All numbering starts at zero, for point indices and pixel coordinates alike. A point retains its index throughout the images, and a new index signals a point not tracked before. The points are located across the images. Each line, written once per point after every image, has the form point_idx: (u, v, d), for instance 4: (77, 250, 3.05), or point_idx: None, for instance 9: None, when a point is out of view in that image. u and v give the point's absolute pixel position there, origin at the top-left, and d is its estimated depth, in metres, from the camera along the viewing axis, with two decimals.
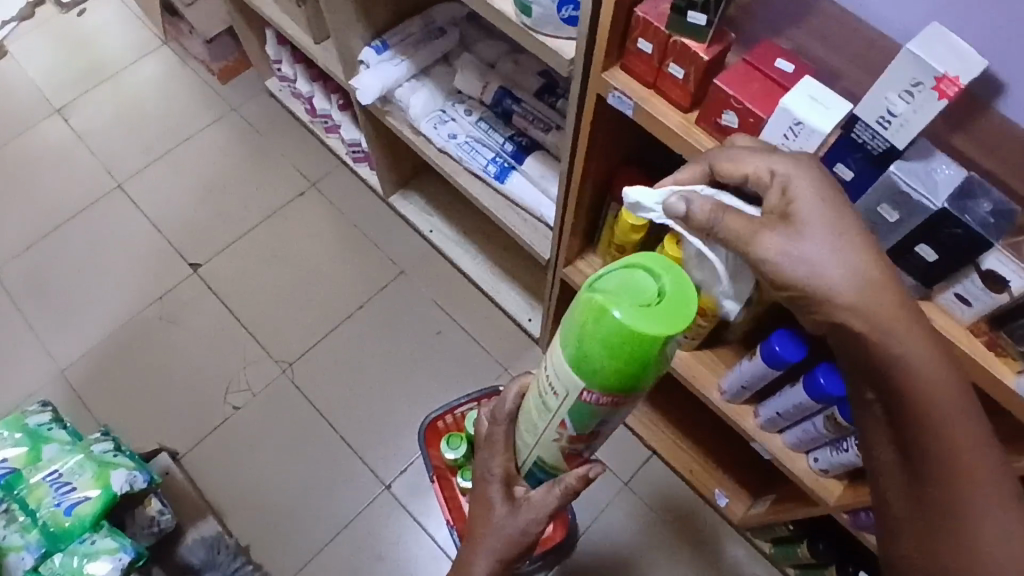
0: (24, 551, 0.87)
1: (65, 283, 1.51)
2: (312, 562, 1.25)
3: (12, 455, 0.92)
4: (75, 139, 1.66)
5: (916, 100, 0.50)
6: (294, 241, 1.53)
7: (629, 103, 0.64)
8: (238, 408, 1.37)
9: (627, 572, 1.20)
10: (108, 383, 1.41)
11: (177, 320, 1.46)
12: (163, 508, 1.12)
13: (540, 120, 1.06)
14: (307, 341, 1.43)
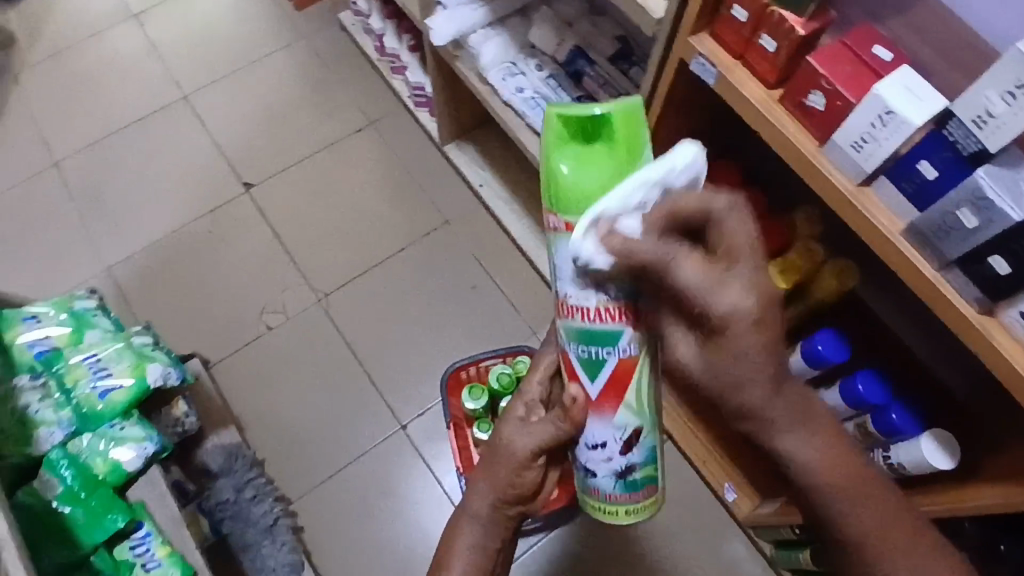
0: (55, 427, 0.90)
1: (122, 183, 1.55)
2: (321, 486, 1.28)
3: (55, 334, 0.97)
4: (150, 46, 1.69)
5: (1018, 102, 0.46)
6: (346, 175, 1.54)
7: (712, 71, 0.63)
8: (271, 329, 1.41)
9: (624, 545, 1.22)
10: (151, 285, 1.45)
11: (224, 235, 1.49)
12: (189, 411, 1.15)
13: (610, 86, 1.03)
14: (344, 274, 1.45)
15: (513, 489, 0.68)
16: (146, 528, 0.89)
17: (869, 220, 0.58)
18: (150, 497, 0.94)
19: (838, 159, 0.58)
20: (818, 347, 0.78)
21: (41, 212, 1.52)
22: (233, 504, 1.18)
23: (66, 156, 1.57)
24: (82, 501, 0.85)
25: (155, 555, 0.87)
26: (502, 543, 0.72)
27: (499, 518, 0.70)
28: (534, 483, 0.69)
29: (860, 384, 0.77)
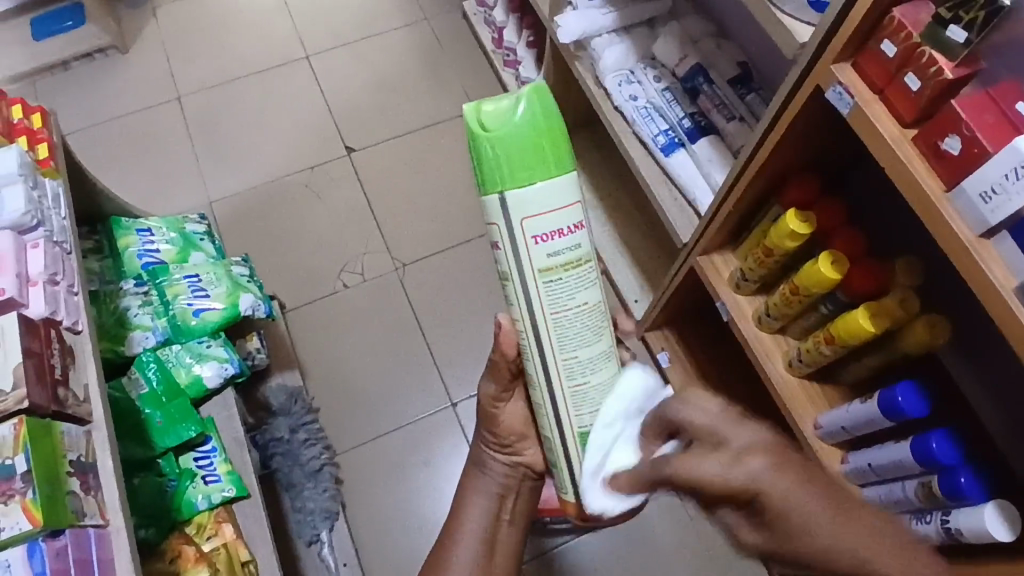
0: (149, 332, 0.96)
1: (234, 126, 1.64)
2: (365, 445, 1.33)
3: (164, 249, 1.04)
4: (282, 5, 1.78)
5: None
6: (441, 156, 1.59)
7: (849, 101, 0.63)
8: (347, 287, 1.46)
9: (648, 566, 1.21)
10: (244, 225, 1.53)
11: (319, 191, 1.56)
12: (261, 347, 1.21)
13: (725, 107, 1.03)
14: (424, 249, 1.49)
15: (494, 436, 0.76)
16: (212, 444, 0.93)
17: (984, 272, 0.57)
18: (218, 417, 0.97)
19: (963, 206, 0.58)
20: (898, 398, 0.76)
21: (157, 139, 1.62)
22: (287, 443, 1.25)
23: (188, 92, 1.68)
24: (162, 406, 0.91)
25: (216, 469, 0.91)
26: (512, 488, 0.78)
27: (498, 465, 0.78)
28: (516, 423, 0.75)
29: (932, 443, 0.73)
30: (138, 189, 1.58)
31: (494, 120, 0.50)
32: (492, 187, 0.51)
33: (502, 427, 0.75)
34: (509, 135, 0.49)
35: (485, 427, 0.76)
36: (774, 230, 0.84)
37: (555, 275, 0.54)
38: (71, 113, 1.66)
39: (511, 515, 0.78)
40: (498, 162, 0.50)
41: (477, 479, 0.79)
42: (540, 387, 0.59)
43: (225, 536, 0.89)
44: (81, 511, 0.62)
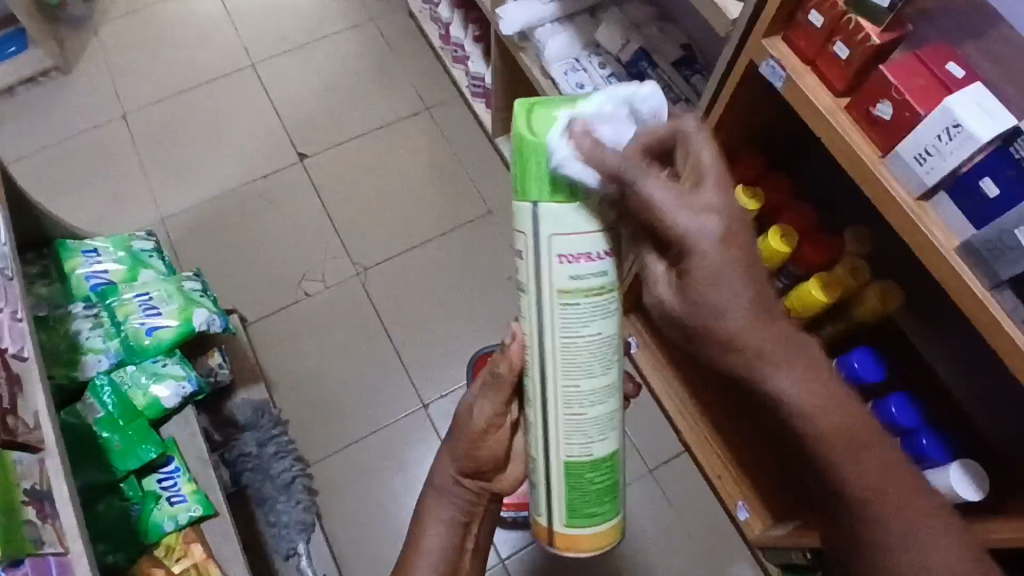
0: (101, 355, 0.93)
1: (182, 140, 1.60)
2: (339, 453, 1.31)
3: (112, 269, 1.01)
4: (223, 14, 1.75)
5: None
6: (396, 157, 1.57)
7: (782, 74, 0.64)
8: (309, 296, 1.44)
9: (630, 551, 1.22)
10: (199, 240, 1.50)
11: (274, 201, 1.53)
12: (223, 362, 1.19)
13: (672, 90, 1.04)
14: (385, 252, 1.48)
15: (469, 460, 0.73)
16: (175, 463, 0.91)
17: (923, 232, 0.58)
18: (180, 436, 0.95)
19: (899, 170, 0.59)
20: (855, 364, 0.77)
21: (104, 159, 1.58)
22: (256, 458, 1.23)
23: (132, 109, 1.64)
24: (119, 429, 0.88)
25: (180, 489, 0.89)
26: (477, 513, 0.77)
27: (465, 490, 0.75)
28: (496, 453, 0.72)
29: (892, 408, 0.76)
30: (86, 210, 1.53)
31: (543, 121, 0.47)
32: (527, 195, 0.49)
33: (480, 454, 0.72)
34: (556, 143, 0.47)
35: (462, 451, 0.72)
36: None
37: (575, 301, 0.52)
38: (11, 138, 1.60)
39: (473, 541, 0.77)
40: (543, 169, 0.48)
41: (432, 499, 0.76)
42: (539, 409, 0.57)
43: (196, 557, 0.87)
44: (39, 540, 0.60)
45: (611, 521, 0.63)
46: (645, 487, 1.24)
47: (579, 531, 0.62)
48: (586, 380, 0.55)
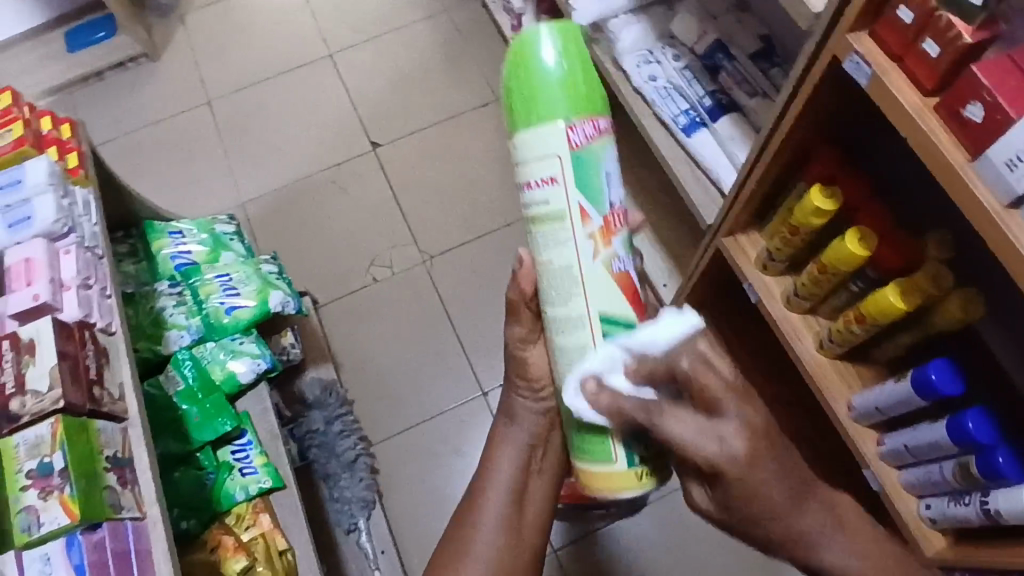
0: (184, 332, 0.99)
1: (262, 127, 1.67)
2: (401, 434, 1.35)
3: (196, 250, 1.07)
4: (304, 4, 1.81)
5: None
6: (465, 147, 1.59)
7: (867, 71, 0.61)
8: (377, 280, 1.48)
9: (684, 551, 1.21)
10: (276, 223, 1.56)
11: (347, 187, 1.58)
12: (295, 342, 1.24)
13: (747, 84, 1.01)
14: (451, 240, 1.50)
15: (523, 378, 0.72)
16: (248, 437, 0.96)
17: (1012, 241, 0.54)
18: (254, 410, 1.00)
19: (989, 176, 0.55)
20: (931, 376, 0.73)
21: (190, 143, 1.67)
22: (322, 434, 1.27)
23: (216, 96, 1.72)
24: (198, 402, 0.94)
25: (251, 462, 0.94)
26: (543, 438, 0.74)
27: (529, 411, 0.73)
28: (548, 368, 0.70)
29: (969, 422, 0.71)
30: (173, 191, 1.63)
31: (536, 61, 0.55)
32: (566, 116, 0.55)
33: (531, 371, 0.71)
34: (543, 74, 0.55)
35: (513, 371, 0.72)
36: (799, 207, 0.81)
37: (539, 228, 0.58)
38: (109, 122, 1.71)
39: (540, 466, 0.74)
40: (533, 100, 0.55)
41: (505, 428, 0.75)
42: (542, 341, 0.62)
43: (263, 526, 0.91)
44: (119, 505, 0.64)
45: (623, 470, 0.58)
46: None
47: (618, 471, 0.58)
48: (565, 307, 0.58)
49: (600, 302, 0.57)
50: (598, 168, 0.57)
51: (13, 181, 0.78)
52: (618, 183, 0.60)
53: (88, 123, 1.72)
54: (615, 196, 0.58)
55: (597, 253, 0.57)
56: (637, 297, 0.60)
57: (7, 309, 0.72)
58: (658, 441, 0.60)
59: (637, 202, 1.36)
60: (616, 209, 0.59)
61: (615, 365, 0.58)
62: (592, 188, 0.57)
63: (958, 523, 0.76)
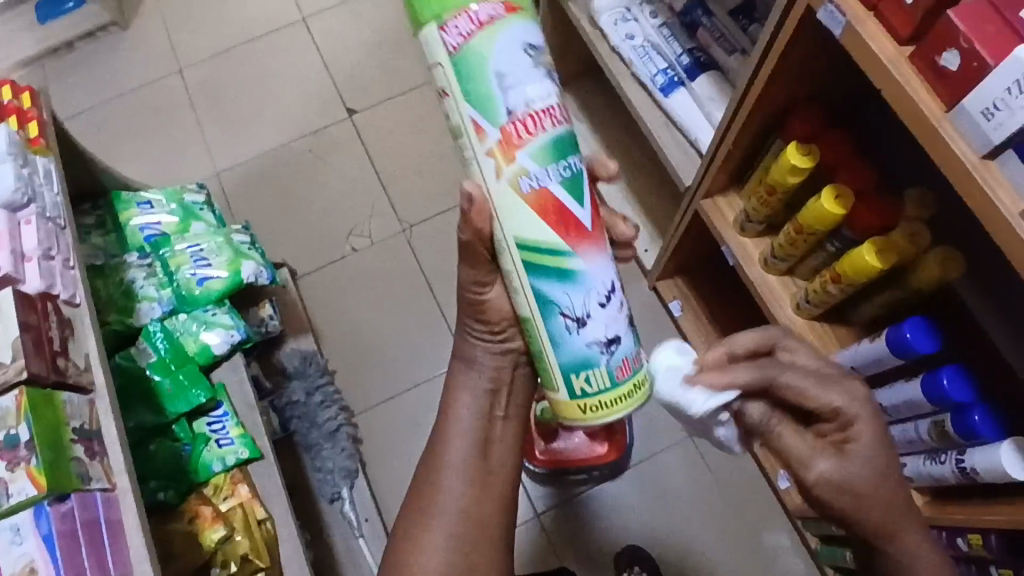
0: (155, 304, 0.98)
1: (236, 96, 1.63)
2: (383, 405, 1.35)
3: (165, 221, 1.05)
4: None
5: None
6: (443, 113, 1.56)
7: (841, 20, 0.61)
8: (356, 251, 1.46)
9: (664, 513, 1.23)
10: (252, 195, 1.53)
11: (323, 156, 1.55)
12: (274, 314, 1.22)
13: (726, 40, 0.98)
14: (430, 209, 1.48)
15: (484, 322, 0.67)
16: (224, 409, 0.95)
17: (986, 195, 0.53)
18: (230, 381, 0.99)
19: (964, 126, 0.54)
20: (907, 335, 0.73)
21: (162, 113, 1.63)
22: (303, 405, 1.26)
23: (188, 64, 1.67)
24: (171, 373, 0.92)
25: (229, 433, 0.94)
26: (505, 381, 0.70)
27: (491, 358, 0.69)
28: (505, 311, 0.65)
29: (944, 379, 0.71)
30: (147, 163, 1.59)
31: None
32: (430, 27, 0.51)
33: (491, 315, 0.66)
34: None
35: (471, 317, 0.67)
36: (777, 165, 0.80)
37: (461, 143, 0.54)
38: (79, 92, 1.67)
39: (505, 411, 0.71)
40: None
41: (463, 375, 0.70)
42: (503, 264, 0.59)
43: (241, 497, 0.91)
44: (87, 476, 0.63)
45: (567, 397, 0.56)
46: (683, 450, 1.26)
47: (564, 397, 0.56)
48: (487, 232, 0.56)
49: (514, 228, 0.53)
50: (482, 68, 0.50)
51: None
52: (535, 75, 0.51)
53: (56, 96, 1.67)
54: (513, 98, 0.50)
55: (499, 170, 0.52)
56: (567, 214, 0.52)
57: None
58: (606, 369, 0.55)
59: (618, 168, 1.34)
60: (524, 112, 0.51)
61: (541, 295, 0.54)
62: (484, 93, 0.51)
63: (935, 480, 0.78)
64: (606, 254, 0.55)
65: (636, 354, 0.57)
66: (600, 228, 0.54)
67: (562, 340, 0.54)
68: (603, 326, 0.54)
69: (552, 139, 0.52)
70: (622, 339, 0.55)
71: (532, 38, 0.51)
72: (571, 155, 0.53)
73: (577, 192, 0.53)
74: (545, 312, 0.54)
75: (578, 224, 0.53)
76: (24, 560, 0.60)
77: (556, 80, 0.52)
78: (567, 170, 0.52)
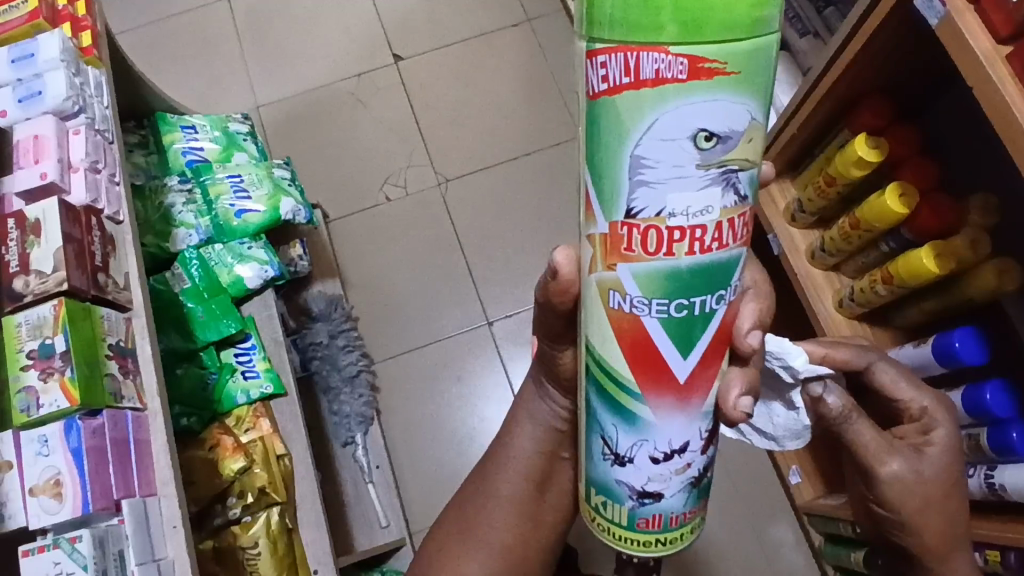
0: (193, 231, 0.97)
1: (283, 30, 1.60)
2: (402, 357, 1.35)
3: (207, 148, 1.05)
4: None
5: None
6: (490, 68, 1.53)
7: (939, 10, 0.58)
8: (390, 200, 1.45)
9: None
10: (291, 133, 1.52)
11: (365, 101, 1.53)
12: (304, 254, 1.22)
13: (799, 21, 0.94)
14: (469, 165, 1.46)
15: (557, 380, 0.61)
16: (252, 342, 0.96)
17: None
18: (259, 316, 1.00)
19: None
20: (955, 344, 0.72)
21: (207, 40, 1.60)
22: (325, 347, 1.27)
23: None
24: (204, 301, 0.93)
25: (254, 366, 0.94)
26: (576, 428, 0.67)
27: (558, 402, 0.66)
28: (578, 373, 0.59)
29: (986, 393, 0.71)
30: (188, 88, 1.57)
31: None
32: (587, 33, 0.29)
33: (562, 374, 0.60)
34: None
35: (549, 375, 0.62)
36: (840, 157, 0.77)
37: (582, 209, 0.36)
38: (127, 11, 1.65)
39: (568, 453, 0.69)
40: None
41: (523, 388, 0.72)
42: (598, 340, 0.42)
43: (262, 430, 0.92)
44: (120, 394, 0.64)
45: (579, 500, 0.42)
46: None
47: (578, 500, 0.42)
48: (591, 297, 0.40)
49: (587, 328, 0.37)
50: (618, 145, 0.31)
51: (26, 55, 0.74)
52: (696, 183, 0.30)
53: (106, 12, 1.65)
54: (645, 197, 0.31)
55: (592, 266, 0.34)
56: (654, 360, 0.35)
57: (12, 187, 0.69)
58: (625, 514, 0.39)
59: None
60: (648, 222, 0.31)
61: (589, 405, 0.38)
62: (604, 175, 0.32)
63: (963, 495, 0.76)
64: (695, 413, 0.37)
65: (687, 512, 0.39)
66: (703, 383, 0.36)
67: (592, 458, 0.39)
68: (645, 476, 0.37)
69: (678, 271, 0.32)
70: (669, 493, 0.38)
71: (727, 118, 0.29)
72: (713, 288, 0.33)
73: (687, 337, 0.35)
74: (586, 420, 0.39)
75: (662, 374, 0.35)
76: (50, 472, 0.60)
77: (738, 188, 0.31)
78: (686, 309, 0.34)
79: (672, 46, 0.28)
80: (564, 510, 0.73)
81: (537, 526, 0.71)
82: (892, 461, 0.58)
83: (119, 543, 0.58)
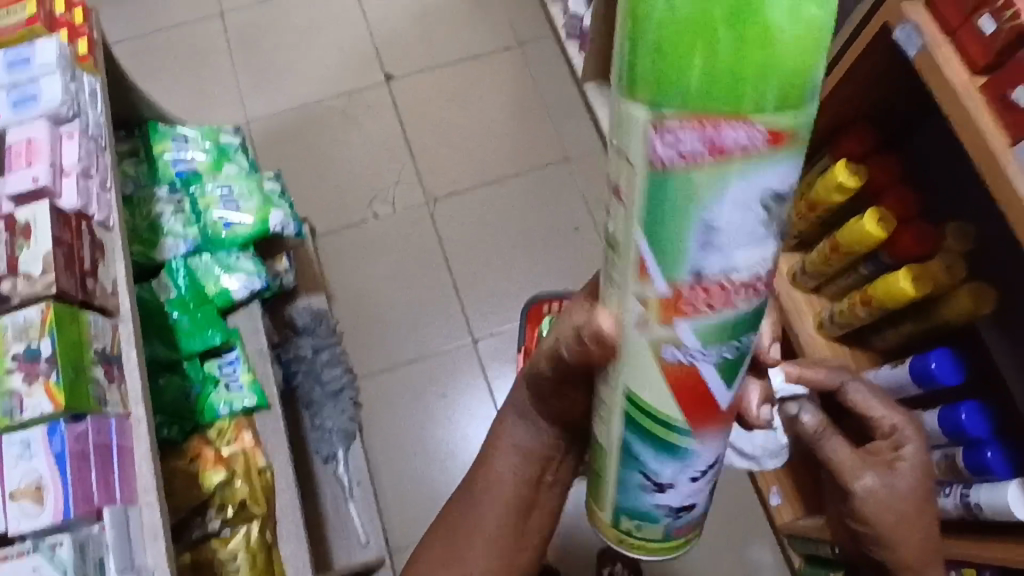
0: (180, 241, 0.97)
1: (275, 46, 1.62)
2: (385, 373, 1.34)
3: (198, 160, 1.05)
4: None
5: None
6: (479, 90, 1.55)
7: (917, 42, 0.61)
8: (377, 216, 1.46)
9: None
10: (281, 147, 1.52)
11: (356, 118, 1.54)
12: (289, 269, 1.21)
13: None
14: (457, 184, 1.48)
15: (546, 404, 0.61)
16: (236, 353, 0.95)
17: None
18: (244, 327, 0.99)
19: None
20: (932, 365, 0.74)
21: (199, 53, 1.61)
22: (309, 362, 1.26)
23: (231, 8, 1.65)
24: (189, 311, 0.93)
25: (238, 378, 0.94)
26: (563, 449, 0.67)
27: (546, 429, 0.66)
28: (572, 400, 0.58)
29: (962, 414, 0.73)
30: (178, 100, 1.57)
31: None
32: (656, 102, 0.25)
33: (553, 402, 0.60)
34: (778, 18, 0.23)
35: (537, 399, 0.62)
36: (822, 182, 0.79)
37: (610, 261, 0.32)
38: (119, 21, 1.65)
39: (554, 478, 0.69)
40: (711, 67, 0.24)
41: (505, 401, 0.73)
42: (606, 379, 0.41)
43: (244, 443, 0.91)
44: (104, 399, 0.63)
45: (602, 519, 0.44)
46: None
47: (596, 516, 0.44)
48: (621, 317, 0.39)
49: (623, 374, 0.35)
50: (688, 216, 0.27)
51: (21, 60, 0.75)
52: (762, 239, 0.28)
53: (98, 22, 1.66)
54: (712, 257, 0.28)
55: (641, 322, 0.32)
56: (701, 401, 0.34)
57: (4, 190, 0.69)
58: (661, 528, 0.42)
59: None
60: (714, 280, 0.29)
61: (625, 445, 0.38)
62: (666, 240, 0.28)
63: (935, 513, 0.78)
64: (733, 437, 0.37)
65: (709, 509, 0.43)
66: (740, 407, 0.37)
67: (627, 490, 0.40)
68: (682, 495, 0.39)
69: (735, 318, 0.31)
70: (698, 503, 0.41)
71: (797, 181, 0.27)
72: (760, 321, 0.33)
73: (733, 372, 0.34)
74: (620, 458, 0.39)
75: (709, 411, 0.34)
76: (32, 476, 0.59)
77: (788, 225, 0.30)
78: (738, 350, 0.32)
79: (756, 116, 0.25)
80: (548, 527, 0.72)
81: (519, 542, 0.70)
82: (867, 475, 0.59)
83: (99, 550, 0.58)
